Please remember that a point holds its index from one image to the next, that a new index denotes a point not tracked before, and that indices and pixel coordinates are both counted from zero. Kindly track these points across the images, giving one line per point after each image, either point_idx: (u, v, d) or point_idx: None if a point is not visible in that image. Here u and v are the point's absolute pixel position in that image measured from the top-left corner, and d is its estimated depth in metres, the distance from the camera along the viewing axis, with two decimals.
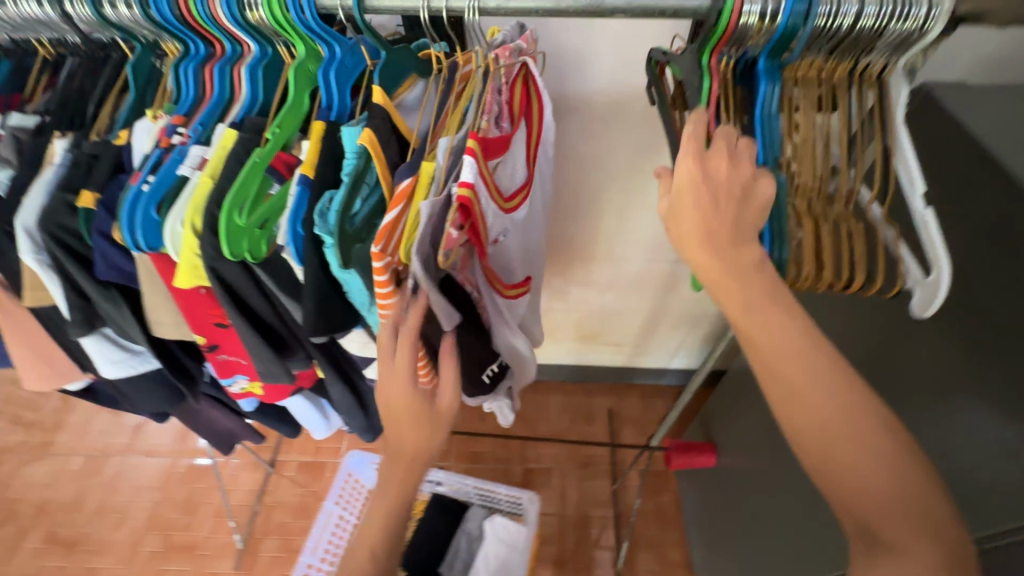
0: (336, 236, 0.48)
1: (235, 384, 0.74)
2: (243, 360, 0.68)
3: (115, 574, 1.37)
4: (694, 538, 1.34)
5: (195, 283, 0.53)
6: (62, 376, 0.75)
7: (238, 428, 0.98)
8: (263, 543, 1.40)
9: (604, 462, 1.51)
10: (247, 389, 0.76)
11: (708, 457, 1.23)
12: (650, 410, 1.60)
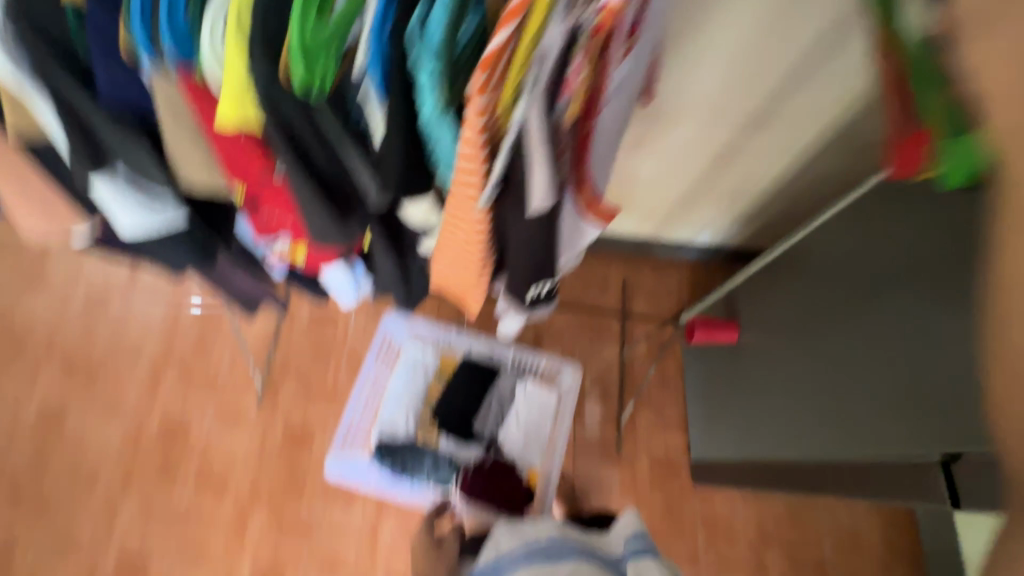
0: (435, 48, 0.65)
1: (263, 223, 0.97)
2: (269, 181, 0.85)
3: (138, 408, 1.66)
4: (695, 411, 1.75)
5: (233, 118, 0.70)
6: (57, 214, 0.94)
7: (270, 267, 1.08)
8: (283, 386, 1.71)
9: (615, 326, 1.83)
10: (282, 224, 0.96)
11: (731, 333, 1.57)
12: (661, 282, 1.88)
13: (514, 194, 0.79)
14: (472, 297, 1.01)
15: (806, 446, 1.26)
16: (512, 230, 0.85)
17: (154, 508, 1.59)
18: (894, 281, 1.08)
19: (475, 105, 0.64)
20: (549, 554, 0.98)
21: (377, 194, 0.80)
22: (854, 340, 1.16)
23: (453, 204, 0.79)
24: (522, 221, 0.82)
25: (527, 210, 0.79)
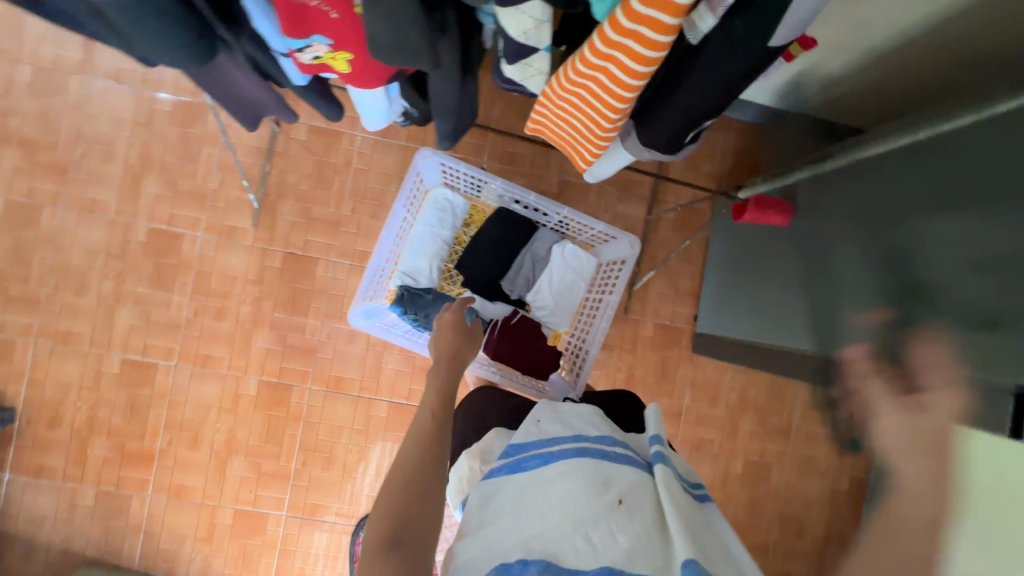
0: None
1: (305, 53, 0.57)
2: (329, 14, 0.50)
3: (96, 343, 1.31)
4: (705, 311, 1.39)
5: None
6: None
7: (265, 98, 0.73)
8: (256, 332, 1.34)
9: (639, 229, 1.41)
10: (319, 62, 0.59)
11: (784, 221, 1.10)
12: (707, 141, 1.41)
13: (708, 61, 0.51)
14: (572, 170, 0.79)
15: (811, 343, 0.95)
16: (668, 112, 0.59)
17: (103, 417, 1.31)
18: (948, 202, 0.74)
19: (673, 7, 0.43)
20: (605, 453, 0.63)
21: (452, 80, 0.58)
22: (877, 269, 0.82)
23: (583, 78, 0.56)
24: (703, 95, 0.55)
25: (737, 59, 0.50)
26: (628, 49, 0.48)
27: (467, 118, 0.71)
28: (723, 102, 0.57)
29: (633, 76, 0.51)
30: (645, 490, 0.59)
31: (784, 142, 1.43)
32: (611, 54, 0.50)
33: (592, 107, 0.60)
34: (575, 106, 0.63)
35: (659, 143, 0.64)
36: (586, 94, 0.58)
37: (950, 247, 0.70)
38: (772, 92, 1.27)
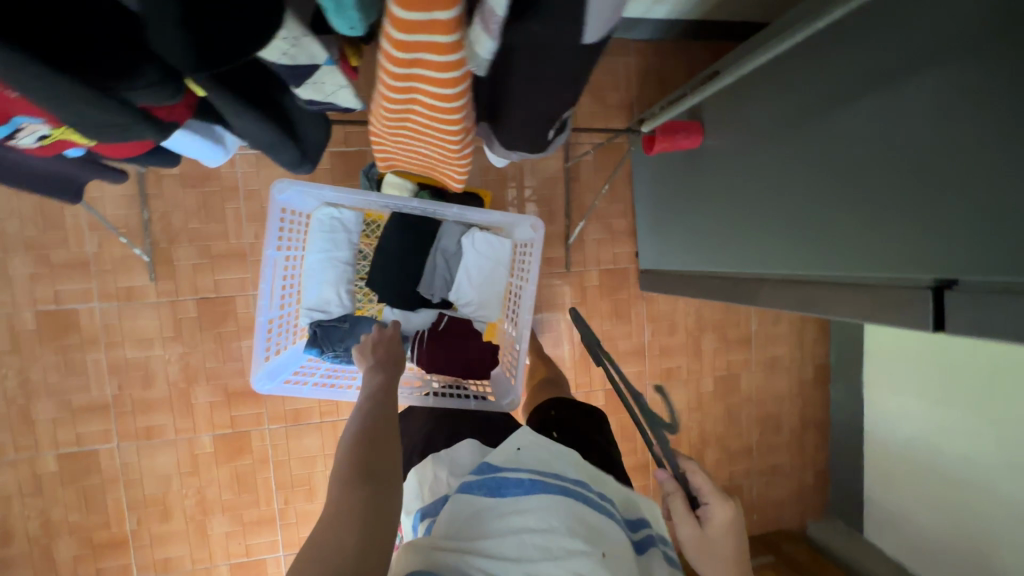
0: None
1: (24, 136, 0.48)
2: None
3: (22, 447, 1.21)
4: (644, 248, 1.37)
5: None
6: None
7: (69, 170, 0.63)
8: (194, 389, 1.26)
9: (561, 179, 1.35)
10: (55, 137, 0.50)
11: (696, 141, 1.07)
12: (608, 72, 1.33)
13: (525, 70, 0.44)
14: (454, 181, 0.74)
15: (751, 264, 0.95)
16: (516, 115, 0.52)
17: (59, 518, 1.23)
18: (852, 93, 0.71)
19: (440, 23, 0.36)
20: (589, 500, 0.59)
21: (257, 122, 0.48)
22: (797, 179, 0.82)
23: (397, 106, 0.50)
24: (542, 96, 0.48)
25: (554, 60, 0.42)
26: (429, 75, 0.42)
27: (314, 133, 0.64)
28: (566, 97, 0.49)
29: (447, 96, 0.45)
30: (624, 548, 0.57)
31: (687, 52, 1.35)
32: (411, 80, 0.44)
33: (430, 131, 0.54)
34: (416, 133, 0.57)
35: (525, 141, 0.58)
36: (417, 120, 0.52)
37: (854, 149, 0.71)
38: (661, 5, 1.17)
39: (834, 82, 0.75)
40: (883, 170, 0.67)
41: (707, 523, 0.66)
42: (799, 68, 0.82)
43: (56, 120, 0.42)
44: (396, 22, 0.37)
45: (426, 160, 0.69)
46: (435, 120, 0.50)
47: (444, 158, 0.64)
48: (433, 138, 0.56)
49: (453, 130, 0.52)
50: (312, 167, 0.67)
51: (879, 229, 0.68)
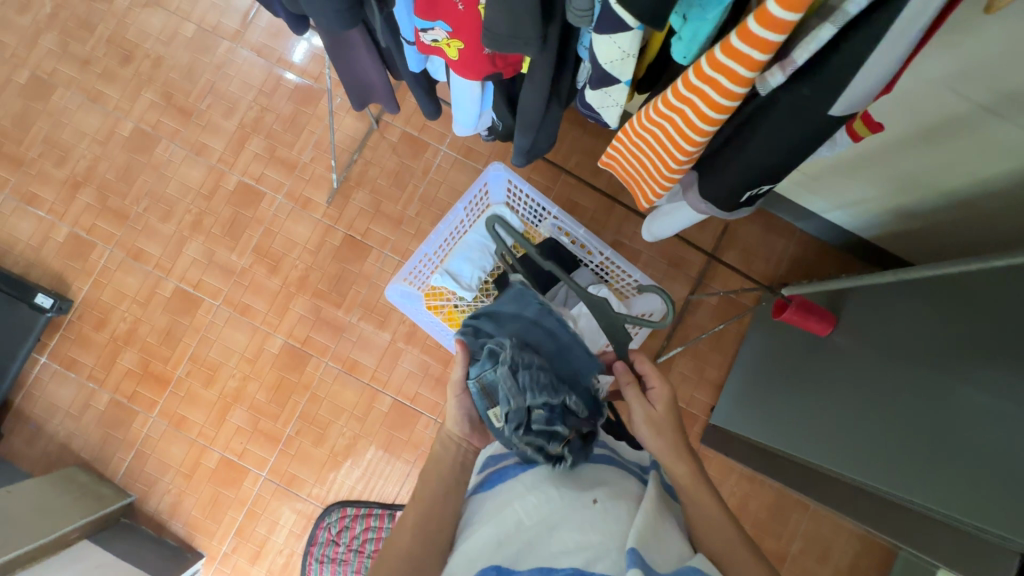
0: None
1: (427, 33, 0.60)
2: (457, 3, 0.55)
3: (159, 266, 1.43)
4: (723, 405, 1.35)
5: None
6: None
7: (379, 80, 0.82)
8: (296, 298, 1.43)
9: (678, 303, 1.42)
10: (435, 46, 0.62)
11: (824, 330, 1.09)
12: (767, 242, 1.43)
13: (774, 123, 0.54)
14: (640, 203, 0.83)
15: (819, 456, 0.95)
16: (733, 166, 0.62)
17: (141, 333, 1.41)
18: (988, 350, 0.75)
19: (752, 63, 0.45)
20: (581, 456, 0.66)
21: (541, 97, 0.63)
22: (903, 403, 0.83)
23: (655, 117, 0.60)
24: (766, 155, 0.57)
25: (801, 124, 0.52)
26: (707, 104, 0.52)
27: (545, 143, 0.78)
28: (787, 167, 0.58)
29: (708, 122, 0.54)
30: (628, 495, 0.59)
31: (843, 264, 1.41)
32: (689, 98, 0.53)
33: (665, 149, 0.63)
34: (649, 146, 0.67)
35: (720, 197, 0.66)
36: (659, 135, 0.62)
37: (969, 402, 0.72)
38: (841, 210, 1.27)
39: (981, 333, 0.77)
40: (990, 430, 0.68)
41: (654, 404, 0.74)
42: (951, 307, 0.85)
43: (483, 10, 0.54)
44: (720, 49, 0.47)
45: (629, 173, 0.79)
46: (677, 142, 0.60)
47: (650, 176, 0.73)
48: (661, 154, 0.65)
49: (686, 153, 0.61)
50: (522, 164, 0.81)
51: (958, 481, 0.69)
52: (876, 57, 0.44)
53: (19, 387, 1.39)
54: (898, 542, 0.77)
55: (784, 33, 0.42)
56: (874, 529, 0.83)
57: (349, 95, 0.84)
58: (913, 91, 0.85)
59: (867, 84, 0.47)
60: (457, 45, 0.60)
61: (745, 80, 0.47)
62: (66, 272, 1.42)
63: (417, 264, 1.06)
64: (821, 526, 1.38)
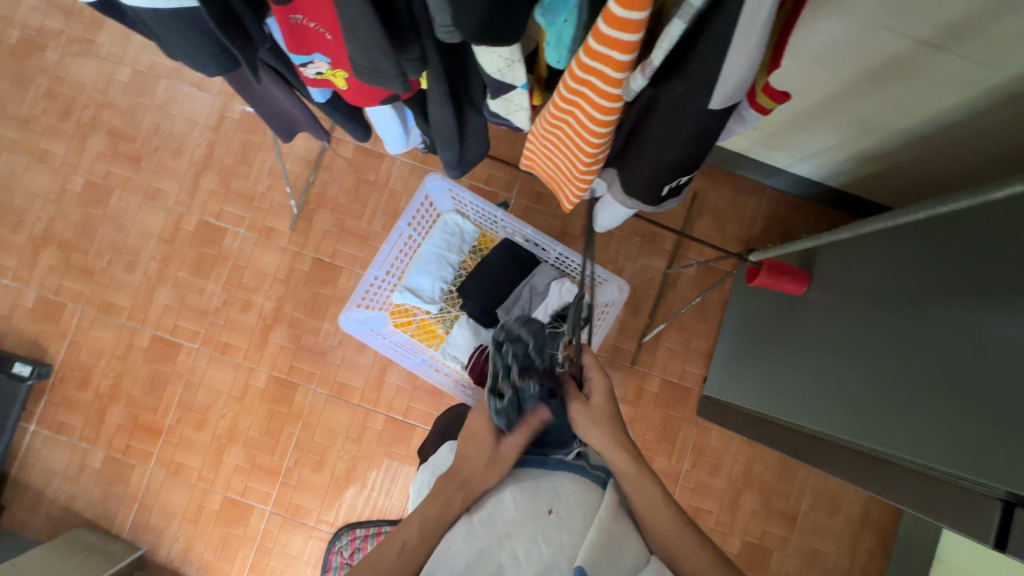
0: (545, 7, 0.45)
1: (310, 68, 0.60)
2: (325, 35, 0.53)
3: (133, 317, 1.42)
4: (714, 375, 1.35)
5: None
6: None
7: (297, 111, 0.81)
8: (274, 330, 1.41)
9: (655, 279, 1.41)
10: (323, 78, 0.62)
11: (798, 289, 1.09)
12: (737, 205, 1.40)
13: (665, 116, 0.52)
14: (566, 204, 0.81)
15: (814, 423, 0.94)
16: (642, 159, 0.60)
17: (125, 387, 1.40)
18: (958, 292, 0.73)
19: (616, 64, 0.44)
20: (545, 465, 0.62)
21: (446, 110, 0.62)
22: (886, 357, 0.81)
23: (555, 117, 0.58)
24: (669, 148, 0.55)
25: (687, 119, 0.51)
26: (593, 105, 0.50)
27: (476, 149, 0.77)
28: (693, 157, 0.56)
29: (597, 123, 0.53)
30: (585, 505, 0.55)
31: (819, 216, 1.39)
32: (575, 99, 0.52)
33: (572, 148, 0.62)
34: (558, 145, 0.65)
35: (638, 192, 0.64)
36: (563, 134, 0.61)
37: (941, 349, 0.71)
38: (805, 162, 1.25)
39: (952, 275, 0.75)
40: (972, 375, 0.66)
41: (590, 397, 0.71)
42: (924, 251, 0.82)
43: (349, 56, 0.53)
44: (585, 51, 0.45)
45: (552, 176, 0.77)
46: (579, 141, 0.58)
47: (567, 176, 0.71)
48: (568, 151, 0.63)
49: (589, 152, 0.59)
50: (458, 175, 0.81)
51: (949, 432, 0.67)
52: (735, 48, 0.42)
53: (13, 457, 1.39)
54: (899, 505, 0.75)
55: (636, 32, 0.40)
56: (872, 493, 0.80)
57: (274, 128, 0.85)
58: (849, 35, 0.82)
59: (739, 74, 0.44)
60: (343, 75, 0.60)
61: (616, 81, 0.46)
62: (40, 337, 1.41)
63: (371, 285, 1.03)
64: (828, 480, 1.38)
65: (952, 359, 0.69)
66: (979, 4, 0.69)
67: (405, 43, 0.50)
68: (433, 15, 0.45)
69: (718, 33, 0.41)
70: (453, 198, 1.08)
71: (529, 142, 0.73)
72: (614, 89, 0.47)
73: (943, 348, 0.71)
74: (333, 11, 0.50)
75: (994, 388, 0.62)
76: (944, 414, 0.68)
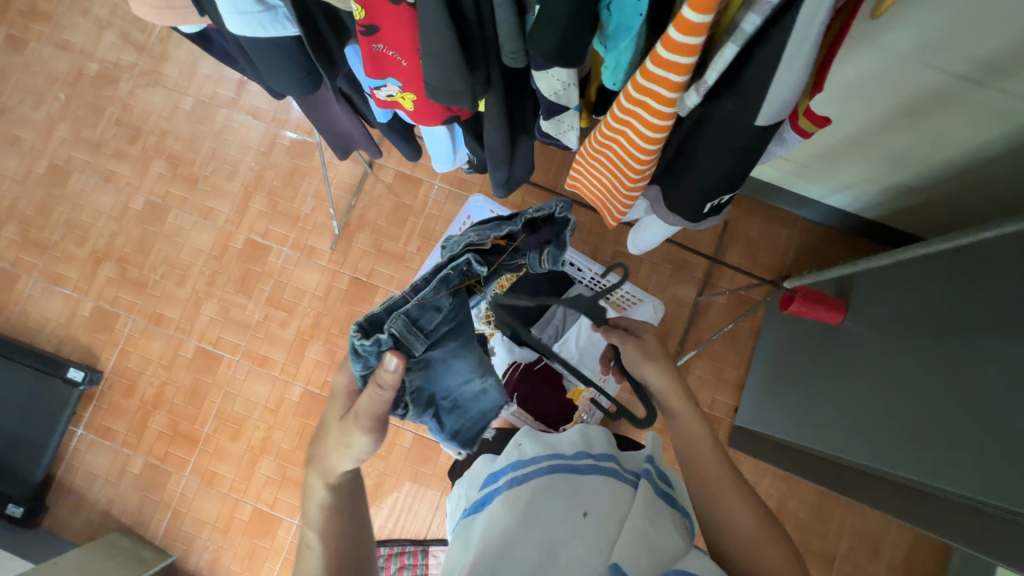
0: (603, 36, 0.49)
1: (382, 90, 0.65)
2: (401, 61, 0.58)
3: (179, 329, 1.49)
4: (746, 405, 1.33)
5: (258, 22, 0.58)
6: (177, 13, 0.68)
7: (356, 131, 0.88)
8: (310, 345, 1.46)
9: (686, 307, 1.41)
10: (392, 100, 0.66)
11: (835, 318, 1.09)
12: (770, 235, 1.41)
13: (711, 135, 0.55)
14: (609, 220, 0.84)
15: (853, 454, 0.91)
16: (688, 176, 0.62)
17: (167, 396, 1.46)
18: (998, 322, 0.73)
19: (670, 84, 0.47)
20: (576, 467, 0.58)
21: (500, 131, 0.67)
22: (925, 386, 0.80)
23: (605, 134, 0.62)
24: (715, 167, 0.58)
25: (733, 137, 0.53)
26: (645, 123, 0.53)
27: (522, 172, 0.82)
28: (738, 174, 0.58)
29: (646, 140, 0.56)
30: (619, 508, 0.55)
31: (854, 247, 1.38)
32: (627, 117, 0.55)
33: (619, 163, 0.65)
34: (606, 160, 0.68)
35: (682, 209, 0.67)
36: (611, 149, 0.64)
37: (984, 378, 0.71)
38: (839, 193, 1.26)
39: (996, 306, 0.74)
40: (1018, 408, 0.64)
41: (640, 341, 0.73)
42: (960, 284, 0.82)
43: (424, 78, 0.58)
44: (641, 73, 0.49)
45: (596, 190, 0.80)
46: (627, 155, 0.61)
47: (611, 190, 0.73)
48: (615, 164, 0.66)
49: (635, 167, 0.62)
50: (504, 195, 0.85)
51: (1000, 461, 0.65)
52: (785, 68, 0.45)
53: (59, 459, 1.45)
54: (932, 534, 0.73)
55: (691, 55, 0.44)
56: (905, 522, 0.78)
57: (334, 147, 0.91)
58: (885, 70, 0.85)
59: (789, 91, 0.47)
60: (412, 97, 0.64)
61: (669, 101, 0.49)
62: (94, 344, 1.49)
63: None
64: (866, 520, 1.33)
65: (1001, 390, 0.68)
66: (1015, 40, 0.70)
67: (476, 66, 0.54)
68: (503, 42, 0.52)
69: (766, 55, 0.45)
70: (494, 218, 1.16)
71: (577, 156, 0.76)
72: (666, 106, 0.50)
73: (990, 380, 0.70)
74: (415, 39, 0.54)
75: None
76: (994, 444, 0.66)
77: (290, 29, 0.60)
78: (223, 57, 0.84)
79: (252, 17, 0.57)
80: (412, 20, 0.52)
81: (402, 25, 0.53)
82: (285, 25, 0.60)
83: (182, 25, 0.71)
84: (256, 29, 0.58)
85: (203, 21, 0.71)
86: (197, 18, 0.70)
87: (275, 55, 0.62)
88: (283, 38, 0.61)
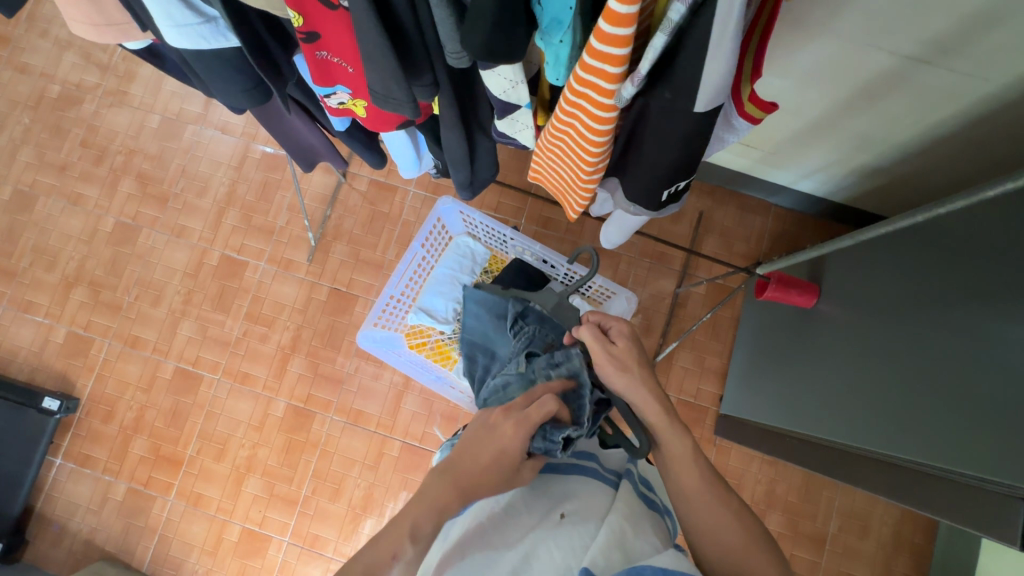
0: (540, 29, 0.49)
1: (333, 98, 0.66)
2: (347, 68, 0.59)
3: (157, 350, 1.46)
4: (730, 392, 1.34)
5: (196, 34, 0.59)
6: (118, 28, 0.68)
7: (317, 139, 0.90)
8: (292, 360, 1.44)
9: (666, 300, 1.42)
10: (345, 107, 0.68)
11: (808, 301, 1.11)
12: (744, 223, 1.43)
13: (659, 124, 0.56)
14: (571, 213, 0.84)
15: (832, 433, 0.93)
16: (641, 164, 0.64)
17: (148, 419, 1.43)
18: (952, 296, 0.75)
19: (608, 75, 0.48)
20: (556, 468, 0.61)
21: (456, 132, 0.68)
22: (893, 361, 0.83)
23: (556, 129, 0.63)
24: (665, 154, 0.60)
25: (678, 123, 0.54)
26: (593, 114, 0.54)
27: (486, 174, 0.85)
28: (687, 160, 0.60)
29: (595, 132, 0.57)
30: (600, 505, 0.56)
31: (826, 232, 1.40)
32: (573, 112, 0.57)
33: (572, 152, 0.65)
34: (560, 153, 0.69)
35: (639, 197, 0.68)
36: (563, 141, 0.65)
37: (945, 349, 0.73)
38: (807, 179, 1.28)
39: (950, 280, 0.77)
40: (978, 375, 0.67)
41: (615, 341, 0.70)
42: (918, 261, 0.85)
43: (367, 86, 0.59)
44: (581, 67, 0.50)
45: (557, 184, 0.82)
46: (580, 147, 0.62)
47: (571, 182, 0.75)
48: (570, 156, 0.67)
49: (586, 155, 0.63)
50: (468, 196, 0.87)
51: (963, 428, 0.67)
52: (714, 54, 0.46)
53: (38, 491, 1.41)
54: (918, 510, 0.74)
55: (624, 47, 0.44)
56: (883, 497, 0.80)
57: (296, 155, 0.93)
58: (836, 54, 0.86)
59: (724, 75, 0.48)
60: (364, 103, 0.65)
61: (609, 91, 0.50)
62: (69, 371, 1.46)
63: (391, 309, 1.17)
64: (855, 500, 1.34)
65: (963, 361, 0.69)
66: (961, 20, 0.72)
67: (419, 71, 0.56)
68: (445, 43, 0.52)
69: (692, 47, 0.46)
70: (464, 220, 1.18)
71: (535, 155, 0.77)
72: (607, 97, 0.51)
73: (953, 353, 0.72)
74: (356, 47, 0.56)
75: (999, 388, 0.63)
76: (957, 417, 0.68)
77: (232, 41, 0.62)
78: (176, 73, 0.85)
79: (192, 29, 0.59)
80: (351, 26, 0.53)
81: (342, 30, 0.54)
82: (226, 36, 0.62)
83: (125, 41, 0.71)
84: (197, 41, 0.60)
85: (146, 35, 0.71)
86: (139, 34, 0.70)
87: (217, 66, 0.64)
88: (224, 49, 0.63)
